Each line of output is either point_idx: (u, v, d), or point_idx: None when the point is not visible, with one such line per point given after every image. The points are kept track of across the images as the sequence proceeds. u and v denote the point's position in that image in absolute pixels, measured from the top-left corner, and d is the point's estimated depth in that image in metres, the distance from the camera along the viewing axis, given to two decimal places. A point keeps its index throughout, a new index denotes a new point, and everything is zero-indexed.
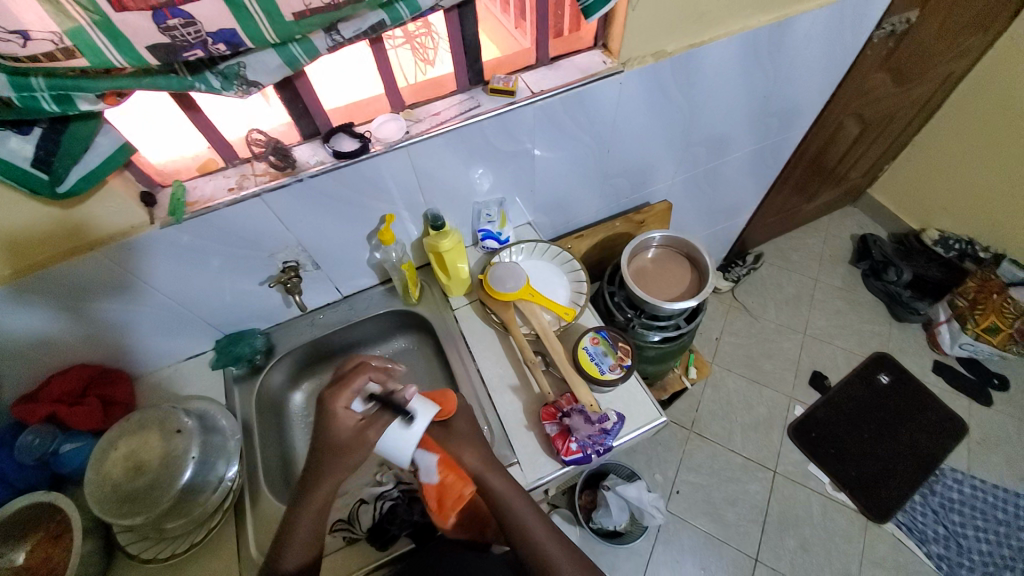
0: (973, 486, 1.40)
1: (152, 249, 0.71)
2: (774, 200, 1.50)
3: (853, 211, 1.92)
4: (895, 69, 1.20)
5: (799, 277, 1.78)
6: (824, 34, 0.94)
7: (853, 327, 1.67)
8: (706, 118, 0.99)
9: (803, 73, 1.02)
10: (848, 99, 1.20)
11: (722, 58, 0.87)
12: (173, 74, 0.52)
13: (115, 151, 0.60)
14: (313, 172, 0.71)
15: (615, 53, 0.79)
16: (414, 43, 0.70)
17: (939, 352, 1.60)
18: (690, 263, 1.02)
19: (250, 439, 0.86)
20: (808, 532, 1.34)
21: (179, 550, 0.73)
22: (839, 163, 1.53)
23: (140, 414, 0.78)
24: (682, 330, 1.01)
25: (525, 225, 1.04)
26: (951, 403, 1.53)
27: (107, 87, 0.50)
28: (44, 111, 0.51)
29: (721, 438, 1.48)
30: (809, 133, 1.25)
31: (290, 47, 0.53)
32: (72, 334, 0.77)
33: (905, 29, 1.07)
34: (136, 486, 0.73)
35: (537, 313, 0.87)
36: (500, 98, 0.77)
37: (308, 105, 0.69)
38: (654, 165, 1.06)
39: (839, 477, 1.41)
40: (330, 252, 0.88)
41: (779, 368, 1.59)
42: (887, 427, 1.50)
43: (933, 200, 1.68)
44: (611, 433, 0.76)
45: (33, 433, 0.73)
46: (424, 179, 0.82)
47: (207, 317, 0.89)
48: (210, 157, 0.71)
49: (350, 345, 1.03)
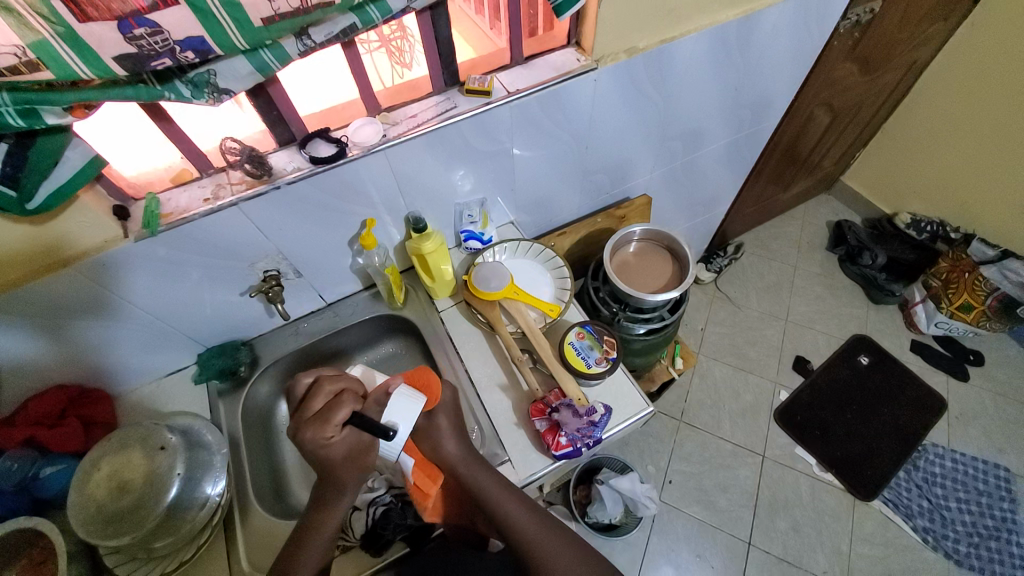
0: (954, 460, 1.44)
1: (128, 264, 0.70)
2: (752, 190, 1.53)
3: (828, 198, 1.97)
4: (862, 59, 1.24)
5: (779, 265, 1.82)
6: (792, 27, 0.97)
7: (833, 311, 1.71)
8: (681, 112, 1.01)
9: (773, 65, 1.04)
10: (818, 89, 1.23)
11: (694, 53, 0.89)
12: (141, 84, 0.51)
13: (86, 164, 0.59)
14: (291, 179, 0.70)
15: (589, 50, 0.80)
16: (390, 46, 0.70)
17: (916, 331, 1.65)
18: (672, 255, 1.04)
19: (238, 452, 0.85)
20: (798, 513, 1.36)
21: (169, 569, 0.72)
22: (813, 152, 1.56)
23: (121, 432, 0.76)
24: (667, 321, 1.02)
25: (508, 224, 1.04)
26: (929, 381, 1.57)
27: (74, 99, 0.49)
28: (9, 126, 0.49)
29: (710, 426, 1.50)
30: (782, 123, 1.28)
31: (261, 53, 0.53)
32: (48, 355, 0.75)
33: (870, 18, 1.10)
34: (120, 506, 0.71)
35: (522, 311, 0.87)
36: (476, 99, 0.78)
37: (283, 111, 0.69)
38: (632, 160, 1.08)
39: (826, 458, 1.44)
40: (311, 259, 0.87)
41: (764, 354, 1.62)
42: (870, 407, 1.54)
43: (903, 185, 1.73)
44: (600, 426, 0.77)
45: (10, 458, 0.71)
46: (403, 182, 0.82)
47: (188, 331, 0.87)
48: (184, 167, 0.70)
49: (336, 352, 1.02)
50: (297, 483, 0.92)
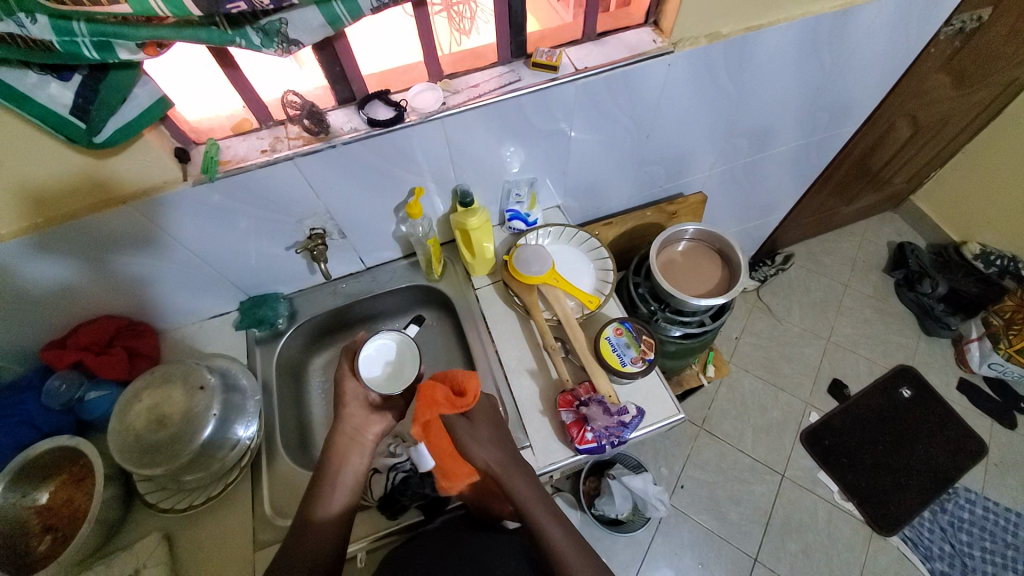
0: (986, 508, 1.37)
1: (184, 206, 0.71)
2: (813, 200, 1.44)
3: (892, 217, 1.85)
4: (957, 71, 1.13)
5: (829, 281, 1.73)
6: (889, 27, 0.89)
7: (879, 337, 1.63)
8: (753, 109, 0.95)
9: (860, 68, 0.96)
10: (905, 99, 1.13)
11: (779, 45, 0.82)
12: (214, 27, 0.50)
13: (153, 104, 0.59)
14: (347, 139, 0.70)
15: (667, 32, 0.75)
16: (452, 12, 0.67)
17: (967, 369, 1.55)
18: (721, 259, 0.99)
19: (269, 400, 0.87)
20: (810, 538, 1.33)
21: (197, 502, 0.75)
22: (885, 166, 1.46)
23: (166, 367, 0.79)
24: (706, 327, 0.98)
25: (554, 208, 1.02)
26: (972, 422, 1.49)
27: (147, 36, 0.49)
28: (85, 58, 0.50)
29: (731, 437, 1.46)
30: (858, 132, 1.19)
31: (334, 5, 0.51)
32: (99, 284, 0.78)
33: (976, 27, 1.00)
34: (158, 438, 0.74)
35: (561, 300, 0.85)
36: (542, 73, 0.74)
37: (346, 69, 0.67)
38: (693, 154, 1.02)
39: (848, 486, 1.39)
40: (357, 222, 0.87)
41: (798, 372, 1.56)
42: (905, 441, 1.47)
43: (978, 212, 1.61)
44: (629, 427, 0.75)
45: (60, 378, 0.78)
46: (456, 153, 0.80)
47: (233, 278, 0.89)
48: (244, 116, 0.70)
49: (370, 316, 1.03)
50: (321, 438, 0.94)
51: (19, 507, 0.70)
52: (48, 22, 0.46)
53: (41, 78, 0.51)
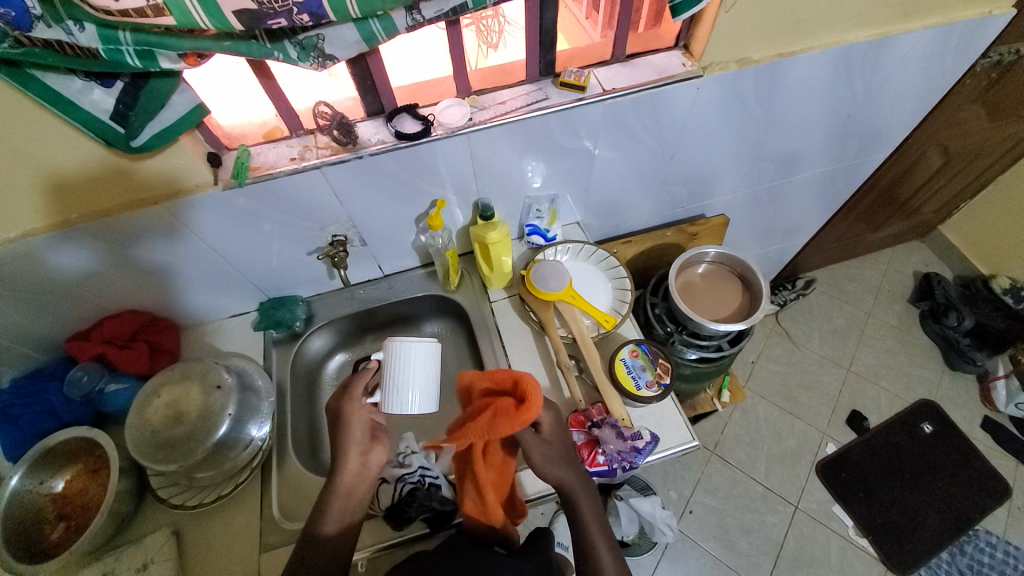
0: (1009, 554, 1.31)
1: (210, 209, 0.73)
2: (837, 226, 1.42)
3: (919, 246, 1.81)
4: (993, 103, 1.11)
5: (851, 309, 1.69)
6: (924, 58, 0.87)
7: (902, 369, 1.58)
8: (781, 133, 0.94)
9: (893, 97, 0.95)
10: (938, 128, 1.11)
11: (810, 71, 0.81)
12: (252, 40, 0.52)
13: (190, 111, 0.60)
14: (374, 150, 0.71)
15: (697, 56, 0.75)
16: (481, 25, 0.68)
17: (993, 408, 1.50)
18: (742, 283, 0.98)
19: (283, 402, 0.88)
20: (822, 573, 1.29)
21: (207, 500, 0.76)
22: (914, 195, 1.43)
23: (184, 364, 0.81)
24: (723, 352, 0.96)
25: (574, 224, 1.02)
26: (998, 464, 1.43)
27: (189, 47, 0.51)
28: (127, 65, 0.51)
29: (743, 464, 1.43)
30: (887, 160, 1.17)
31: (370, 23, 0.52)
32: (124, 279, 0.80)
33: (1014, 59, 0.98)
34: (173, 434, 0.75)
35: (577, 318, 0.84)
36: (569, 93, 0.75)
37: (376, 82, 0.68)
38: (716, 177, 1.01)
39: (864, 523, 1.35)
40: (378, 231, 0.88)
41: (815, 402, 1.53)
42: (925, 479, 1.42)
43: (1009, 247, 1.56)
44: (643, 453, 0.74)
45: (82, 369, 0.79)
46: (479, 167, 0.81)
47: (255, 280, 0.90)
48: (276, 124, 0.71)
49: (386, 322, 1.04)
50: (331, 443, 0.94)
51: (36, 493, 0.72)
52: (95, 31, 0.47)
53: (84, 84, 0.54)
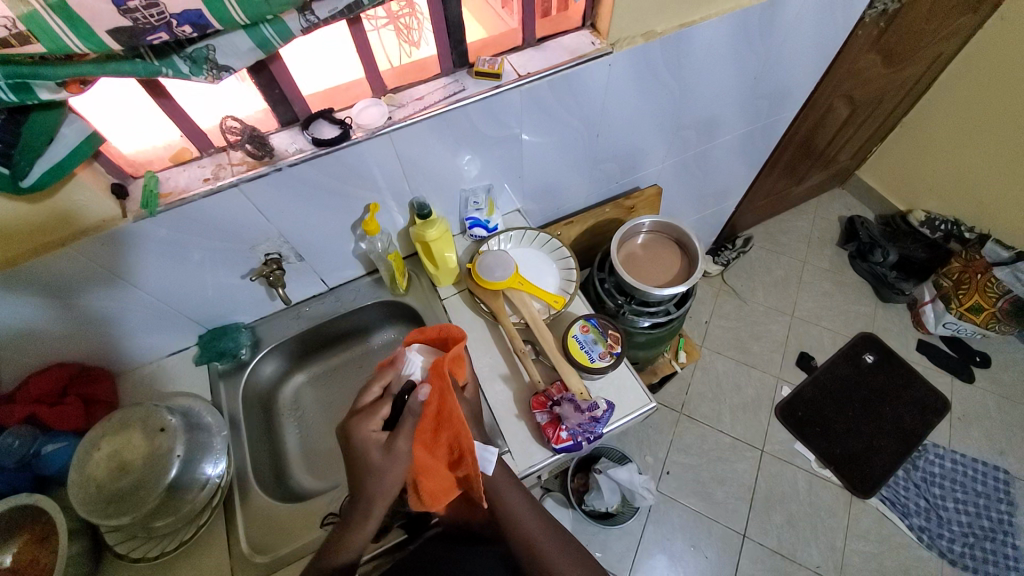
0: (953, 460, 1.44)
1: (128, 243, 0.69)
2: (765, 183, 1.50)
3: (841, 192, 1.93)
4: (886, 51, 1.19)
5: (788, 259, 1.79)
6: (816, 15, 0.93)
7: (840, 308, 1.69)
8: (697, 100, 0.98)
9: (795, 54, 1.00)
10: (839, 80, 1.19)
11: (714, 37, 0.85)
12: (138, 59, 0.49)
13: (83, 142, 0.57)
14: (292, 161, 0.69)
15: (604, 33, 0.77)
16: (397, 23, 0.67)
17: (923, 330, 1.63)
18: (680, 248, 1.02)
19: (238, 434, 0.85)
20: (795, 508, 1.37)
21: (168, 548, 0.72)
22: (829, 145, 1.53)
23: (121, 413, 0.76)
24: (672, 315, 1.00)
25: (514, 212, 1.02)
26: (933, 381, 1.56)
27: (69, 74, 0.48)
28: (2, 101, 0.48)
29: (710, 419, 1.50)
30: (798, 115, 1.24)
31: (261, 28, 0.51)
32: (47, 331, 0.75)
33: (896, 9, 1.06)
34: (121, 486, 0.71)
35: (527, 302, 0.86)
36: (485, 82, 0.75)
37: (285, 90, 0.66)
38: (644, 149, 1.05)
39: (825, 455, 1.44)
40: (313, 244, 0.86)
41: (767, 349, 1.61)
42: (873, 405, 1.53)
43: (920, 182, 1.69)
44: (601, 421, 0.76)
45: (13, 434, 0.72)
46: (408, 166, 0.80)
47: (190, 312, 0.86)
48: (183, 146, 0.68)
49: (339, 336, 1.02)
50: (297, 467, 0.92)
51: None
52: None
53: None
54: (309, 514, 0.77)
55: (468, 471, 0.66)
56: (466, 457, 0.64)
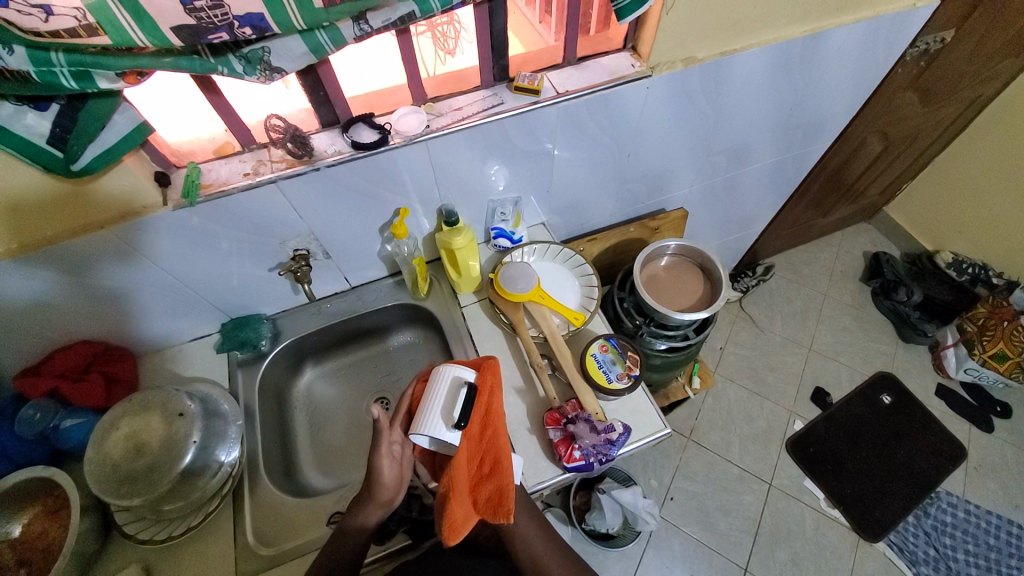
0: (968, 511, 1.40)
1: (164, 229, 0.70)
2: (790, 213, 1.48)
3: (867, 227, 1.91)
4: (924, 89, 1.18)
5: (809, 291, 1.77)
6: (857, 49, 0.92)
7: (859, 345, 1.66)
8: (730, 128, 0.98)
9: (832, 87, 1.00)
10: (875, 115, 1.18)
11: (753, 67, 0.85)
12: (195, 56, 0.51)
13: (132, 130, 0.59)
14: (331, 162, 0.70)
15: (644, 56, 0.78)
16: (436, 32, 0.68)
17: (944, 375, 1.59)
18: (703, 273, 1.01)
19: (252, 425, 0.86)
20: (799, 546, 1.34)
21: (176, 532, 0.73)
22: (858, 179, 1.51)
23: (143, 395, 0.78)
24: (690, 341, 0.99)
25: (539, 225, 1.03)
26: (951, 427, 1.52)
27: (128, 66, 0.49)
28: (62, 87, 0.49)
29: (718, 447, 1.48)
30: (831, 148, 1.23)
31: (317, 34, 0.52)
32: (78, 308, 0.77)
33: (939, 48, 1.04)
34: (135, 468, 0.72)
35: (547, 317, 0.86)
36: (524, 97, 0.76)
37: (330, 93, 0.68)
38: (673, 172, 1.05)
39: (833, 494, 1.41)
40: (340, 242, 0.87)
41: (781, 381, 1.59)
42: (886, 447, 1.50)
43: (949, 223, 1.66)
44: (616, 444, 0.75)
45: (33, 407, 0.74)
46: (441, 174, 0.81)
47: (215, 300, 0.88)
48: (226, 139, 0.70)
49: (356, 335, 1.03)
50: (306, 462, 0.92)
51: None
52: (25, 53, 0.46)
53: (17, 109, 0.51)
54: (315, 514, 0.77)
55: (499, 488, 0.65)
56: (500, 465, 0.66)
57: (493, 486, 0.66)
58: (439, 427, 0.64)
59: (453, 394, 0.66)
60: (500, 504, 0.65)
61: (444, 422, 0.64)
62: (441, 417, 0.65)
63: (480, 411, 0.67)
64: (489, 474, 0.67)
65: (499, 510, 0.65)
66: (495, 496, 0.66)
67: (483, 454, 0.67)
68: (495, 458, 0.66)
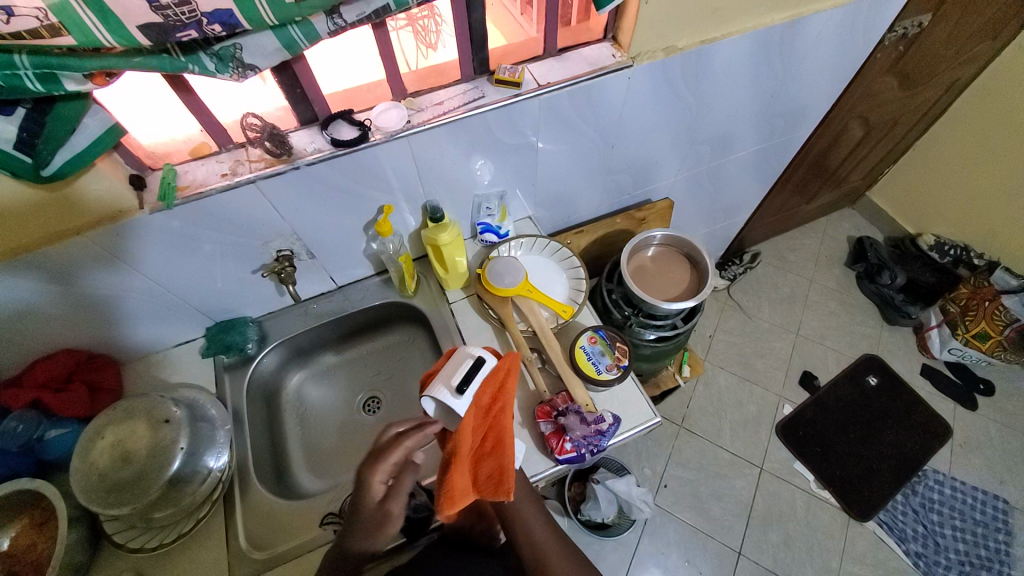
0: (953, 488, 1.43)
1: (143, 234, 0.69)
2: (774, 200, 1.50)
3: (850, 212, 1.93)
4: (903, 74, 1.19)
5: (795, 277, 1.79)
6: (836, 35, 0.93)
7: (845, 328, 1.69)
8: (713, 117, 0.98)
9: (813, 73, 1.00)
10: (856, 101, 1.19)
11: (733, 55, 0.85)
12: (164, 54, 0.49)
13: (104, 133, 0.57)
14: (311, 160, 0.69)
15: (625, 46, 0.77)
16: (416, 25, 0.67)
17: (928, 355, 1.62)
18: (690, 262, 1.01)
19: (242, 429, 0.85)
20: (791, 528, 1.36)
21: (168, 540, 0.72)
22: (841, 165, 1.52)
23: (127, 402, 0.76)
24: (679, 330, 1.00)
25: (526, 218, 1.03)
26: (936, 406, 1.55)
27: (95, 67, 0.48)
28: (27, 90, 0.48)
29: (710, 434, 1.49)
30: (813, 135, 1.24)
31: (289, 30, 0.51)
32: (57, 317, 0.75)
33: (917, 33, 1.05)
34: (124, 476, 0.71)
35: (536, 311, 0.85)
36: (505, 90, 0.75)
37: (307, 91, 0.67)
38: (658, 162, 1.05)
39: (824, 475, 1.43)
40: (324, 242, 0.86)
41: (770, 367, 1.61)
42: (874, 428, 1.53)
43: (930, 206, 1.69)
44: (607, 435, 0.76)
45: (15, 419, 0.73)
46: (424, 170, 0.80)
47: (198, 304, 0.87)
48: (202, 140, 0.69)
49: (344, 334, 1.02)
50: (298, 464, 0.92)
51: None
52: None
53: None
54: (309, 515, 0.77)
55: (501, 467, 0.65)
56: (503, 444, 0.65)
57: (494, 464, 0.65)
58: (445, 393, 0.67)
59: (460, 363, 0.69)
60: (501, 482, 0.64)
61: (447, 387, 0.67)
62: (445, 382, 0.68)
63: (492, 386, 0.68)
64: (492, 451, 0.66)
65: (499, 488, 0.64)
66: (494, 475, 0.64)
67: (489, 430, 0.67)
68: (500, 435, 0.66)
